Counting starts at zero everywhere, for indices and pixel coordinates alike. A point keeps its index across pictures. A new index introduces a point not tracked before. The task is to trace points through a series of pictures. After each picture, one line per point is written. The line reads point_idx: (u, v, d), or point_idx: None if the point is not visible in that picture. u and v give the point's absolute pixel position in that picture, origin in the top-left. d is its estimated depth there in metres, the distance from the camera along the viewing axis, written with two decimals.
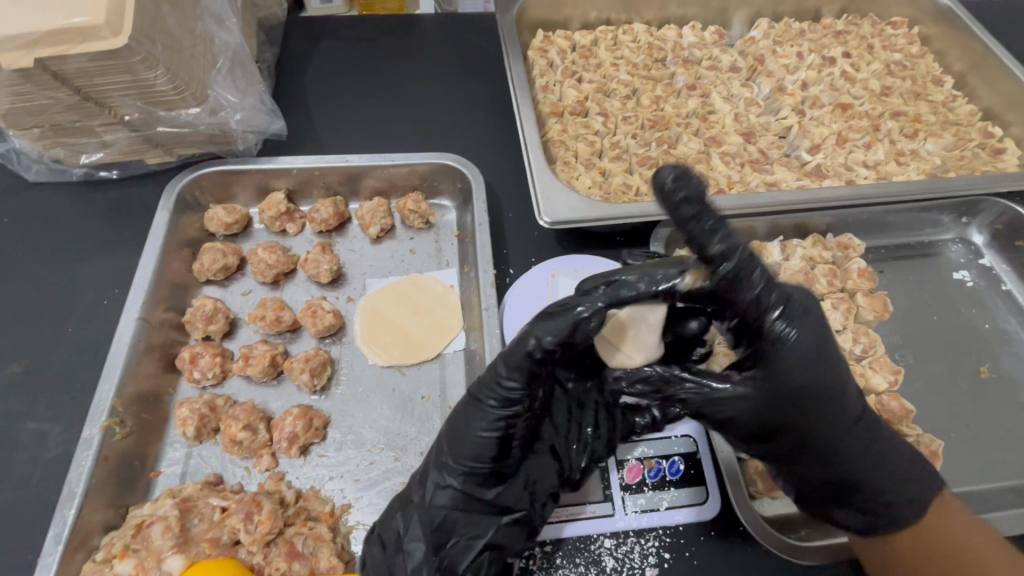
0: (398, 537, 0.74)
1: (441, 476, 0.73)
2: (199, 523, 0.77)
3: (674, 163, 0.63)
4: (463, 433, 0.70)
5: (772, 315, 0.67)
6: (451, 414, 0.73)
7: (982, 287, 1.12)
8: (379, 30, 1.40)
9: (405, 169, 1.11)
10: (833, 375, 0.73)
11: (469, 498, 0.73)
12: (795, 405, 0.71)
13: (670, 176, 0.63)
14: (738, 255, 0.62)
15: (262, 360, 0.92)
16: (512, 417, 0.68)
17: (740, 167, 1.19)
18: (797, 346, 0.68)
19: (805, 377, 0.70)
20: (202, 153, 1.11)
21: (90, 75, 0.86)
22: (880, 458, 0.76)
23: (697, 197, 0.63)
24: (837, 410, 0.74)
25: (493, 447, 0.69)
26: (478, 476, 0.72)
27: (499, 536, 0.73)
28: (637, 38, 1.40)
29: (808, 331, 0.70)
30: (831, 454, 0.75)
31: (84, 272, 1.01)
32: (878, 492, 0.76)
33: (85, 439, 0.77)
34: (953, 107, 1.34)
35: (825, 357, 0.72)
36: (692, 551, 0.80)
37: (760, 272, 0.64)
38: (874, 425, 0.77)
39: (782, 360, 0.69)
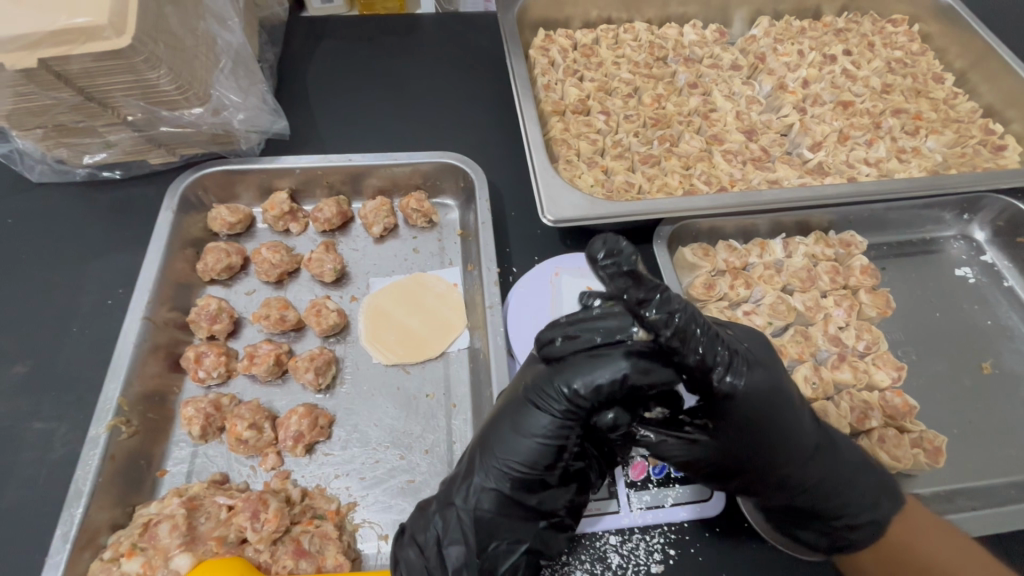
0: (437, 541, 0.71)
1: (487, 478, 0.72)
2: (206, 522, 0.78)
3: (606, 236, 0.60)
4: (518, 439, 0.72)
5: (718, 370, 0.65)
6: (499, 418, 0.74)
7: (984, 284, 1.12)
8: (380, 30, 1.40)
9: (408, 168, 1.11)
10: (789, 410, 0.70)
11: (515, 501, 0.73)
12: (750, 450, 0.70)
13: (603, 248, 0.60)
14: (675, 321, 0.60)
15: (266, 359, 0.93)
16: (569, 425, 0.71)
17: (742, 164, 1.19)
18: (745, 395, 0.66)
19: (757, 421, 0.68)
20: (205, 153, 1.11)
21: (93, 75, 0.86)
22: (841, 484, 0.74)
23: (629, 267, 0.60)
24: (792, 445, 0.71)
25: (548, 450, 0.71)
26: (526, 481, 0.72)
27: (537, 539, 0.74)
28: (638, 37, 1.40)
29: (755, 375, 0.68)
30: (792, 483, 0.73)
31: (89, 272, 1.01)
32: (840, 518, 0.74)
33: (92, 438, 0.78)
34: (954, 104, 1.34)
35: (777, 395, 0.69)
36: (697, 548, 0.80)
37: (704, 332, 0.62)
38: (834, 450, 0.75)
39: (733, 410, 0.67)
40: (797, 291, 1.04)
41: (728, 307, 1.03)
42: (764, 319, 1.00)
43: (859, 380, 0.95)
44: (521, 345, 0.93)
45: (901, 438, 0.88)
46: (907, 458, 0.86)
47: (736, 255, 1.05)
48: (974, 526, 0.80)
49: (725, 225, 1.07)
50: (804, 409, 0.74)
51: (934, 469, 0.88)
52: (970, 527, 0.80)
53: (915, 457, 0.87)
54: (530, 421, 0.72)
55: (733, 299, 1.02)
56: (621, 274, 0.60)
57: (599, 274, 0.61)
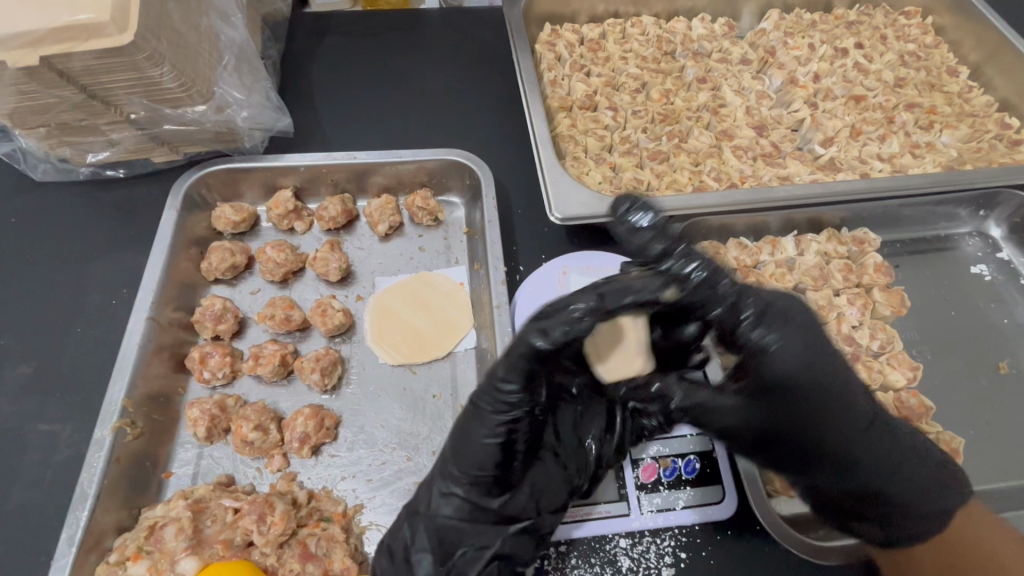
0: (405, 548, 0.72)
1: (447, 485, 0.72)
2: (211, 525, 0.77)
3: (577, 246, 0.65)
4: (466, 444, 0.69)
5: (752, 325, 0.72)
6: (454, 421, 0.72)
7: (1000, 281, 1.10)
8: (384, 25, 1.38)
9: (414, 165, 1.10)
10: (835, 380, 0.75)
11: (476, 506, 0.72)
12: (796, 415, 0.75)
13: (582, 254, 0.65)
14: (697, 265, 0.69)
15: (272, 360, 0.92)
16: (512, 421, 0.68)
17: (752, 160, 1.17)
18: (776, 352, 0.72)
19: (797, 388, 0.73)
20: (209, 151, 1.10)
21: (96, 72, 0.84)
22: (898, 465, 0.77)
23: (654, 220, 0.75)
24: (843, 418, 0.76)
25: (495, 453, 0.69)
26: (482, 485, 0.71)
27: (507, 544, 0.72)
28: (646, 31, 1.38)
29: (810, 343, 0.74)
30: (840, 460, 0.76)
31: (92, 271, 1.00)
32: (893, 499, 0.77)
33: (97, 440, 0.77)
34: (969, 98, 1.31)
35: (823, 365, 0.74)
36: (708, 551, 0.79)
37: (731, 280, 0.71)
38: (889, 427, 0.78)
39: (777, 373, 0.72)
40: (809, 289, 1.02)
41: None
42: None
43: (874, 380, 0.93)
44: None
45: None
46: None
47: (747, 253, 1.04)
48: (994, 530, 0.78)
49: (736, 222, 1.05)
50: (860, 387, 0.78)
51: None
52: (991, 530, 0.78)
53: None
54: (475, 423, 0.69)
55: None
56: (641, 228, 0.75)
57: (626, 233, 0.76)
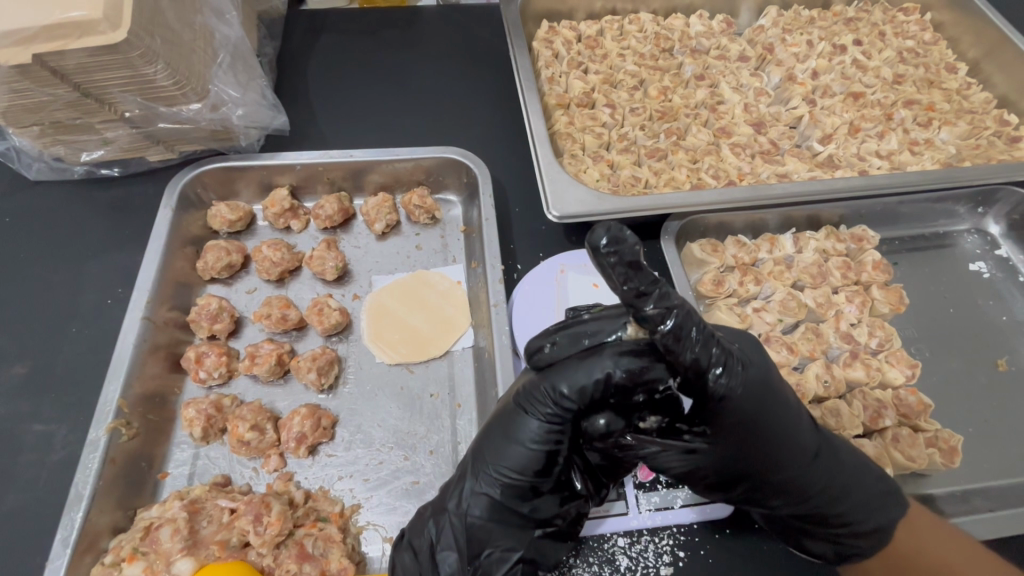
0: (430, 545, 0.71)
1: (478, 483, 0.70)
2: (208, 525, 0.76)
3: (608, 222, 0.55)
4: (508, 445, 0.68)
5: (713, 370, 0.62)
6: (493, 422, 0.71)
7: (999, 279, 1.10)
8: (380, 23, 1.37)
9: (410, 163, 1.09)
10: (781, 413, 0.68)
11: (507, 509, 0.70)
12: (751, 456, 0.68)
13: (603, 235, 0.55)
14: (673, 319, 0.58)
15: (268, 359, 0.91)
16: (561, 428, 0.67)
17: (751, 158, 1.17)
18: (732, 396, 0.64)
19: (746, 426, 0.66)
20: (204, 150, 1.10)
21: (89, 70, 0.84)
22: (841, 488, 0.72)
23: (629, 258, 0.56)
24: (787, 451, 0.69)
25: (540, 457, 0.68)
26: (519, 489, 0.69)
27: (533, 547, 0.72)
28: (643, 28, 1.37)
29: (748, 375, 0.65)
30: (790, 491, 0.71)
31: (87, 271, 1.00)
32: (845, 523, 0.72)
33: (92, 441, 0.76)
34: (967, 95, 1.31)
35: (770, 395, 0.67)
36: (707, 550, 0.78)
37: (698, 329, 0.60)
38: (831, 452, 0.73)
39: (725, 415, 0.65)
40: (808, 287, 1.02)
41: (737, 303, 1.01)
42: (774, 316, 0.98)
43: (872, 378, 0.93)
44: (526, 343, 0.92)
45: (916, 438, 0.86)
46: (922, 458, 0.84)
47: (745, 251, 1.04)
48: (992, 527, 0.78)
49: (734, 220, 1.05)
50: (802, 412, 0.72)
51: (949, 469, 0.86)
52: (990, 528, 0.78)
53: (930, 456, 0.85)
54: (521, 422, 0.68)
55: (743, 296, 1.01)
56: (616, 269, 0.56)
57: (601, 269, 0.56)
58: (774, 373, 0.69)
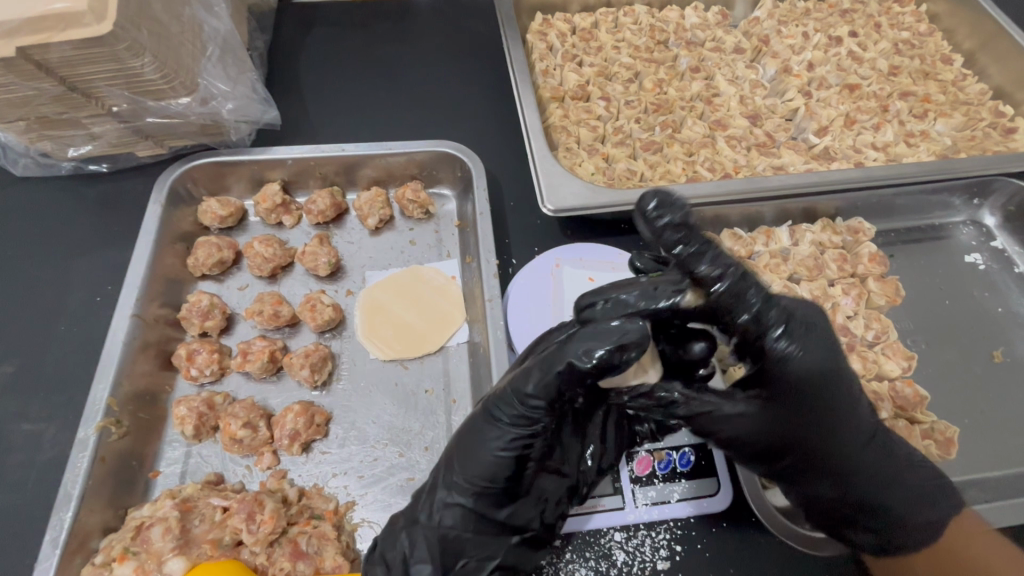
0: (404, 559, 0.69)
1: (450, 494, 0.70)
2: (200, 524, 0.75)
3: (657, 190, 0.67)
4: (478, 453, 0.69)
5: (774, 332, 0.69)
6: (464, 429, 0.72)
7: (995, 270, 1.09)
8: (373, 16, 1.36)
9: (403, 157, 1.08)
10: (840, 390, 0.74)
11: (482, 517, 0.70)
12: (804, 424, 0.73)
13: (653, 201, 0.67)
14: (728, 277, 0.65)
15: (261, 356, 0.90)
16: (529, 430, 0.68)
17: (746, 150, 1.16)
18: (797, 362, 0.70)
19: (808, 395, 0.72)
20: (194, 145, 1.08)
21: (75, 64, 0.82)
22: (892, 472, 0.76)
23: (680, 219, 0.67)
24: (844, 424, 0.75)
25: (507, 463, 0.69)
26: (490, 496, 0.70)
27: (510, 555, 0.72)
28: (638, 20, 1.36)
29: (822, 352, 0.72)
30: (836, 468, 0.75)
31: (76, 268, 0.98)
32: (886, 515, 0.75)
33: (81, 440, 0.75)
34: (963, 86, 1.31)
35: (837, 371, 0.74)
36: (704, 543, 0.78)
37: (761, 294, 0.68)
38: (885, 439, 0.77)
39: (792, 382, 0.71)
40: (804, 280, 1.02)
41: None
42: None
43: (869, 370, 0.92)
44: (521, 338, 0.91)
45: (912, 430, 0.86)
46: (918, 450, 0.84)
47: (741, 244, 1.03)
48: (991, 519, 0.77)
49: (730, 213, 1.04)
50: (862, 398, 0.77)
51: (945, 461, 0.86)
52: (988, 520, 0.77)
53: (926, 448, 0.85)
54: (490, 426, 0.69)
55: None
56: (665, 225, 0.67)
57: (655, 233, 0.67)
58: (840, 353, 0.75)
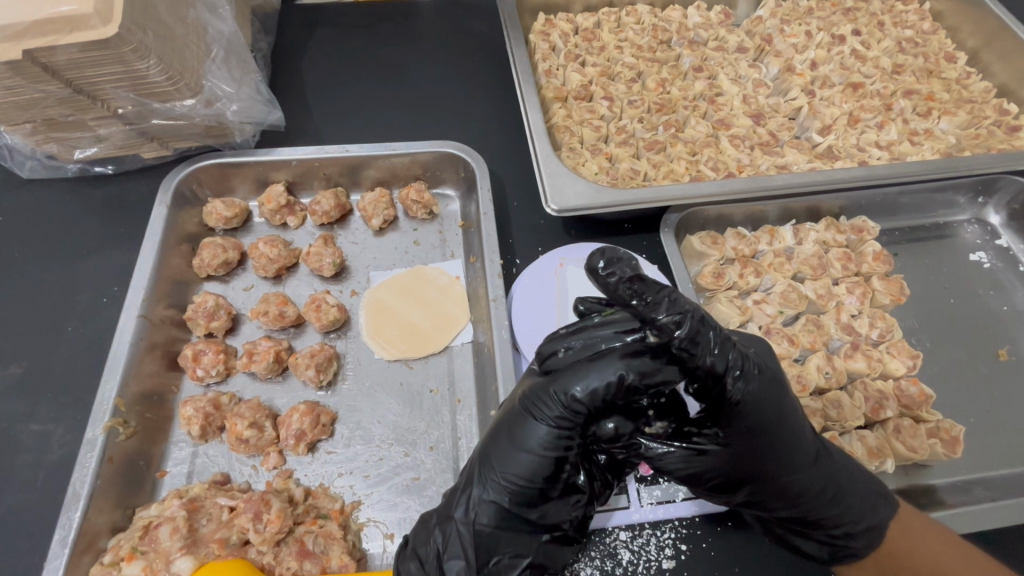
0: (437, 554, 0.68)
1: (486, 491, 0.68)
2: (207, 523, 0.76)
3: (604, 246, 0.57)
4: (517, 451, 0.68)
5: (729, 374, 0.62)
6: (500, 427, 0.70)
7: (1000, 269, 1.09)
8: (375, 17, 1.36)
9: (407, 158, 1.08)
10: (789, 417, 0.67)
11: (516, 516, 0.69)
12: (756, 458, 0.67)
13: (601, 258, 0.57)
14: (689, 324, 0.58)
15: (266, 356, 0.90)
16: (569, 433, 0.66)
17: (750, 149, 1.16)
18: (749, 402, 0.64)
19: (754, 431, 0.65)
20: (199, 146, 1.09)
21: (81, 66, 0.82)
22: (841, 489, 0.71)
23: (632, 273, 0.57)
24: (794, 451, 0.68)
25: (547, 462, 0.67)
26: (526, 495, 0.68)
27: (539, 553, 0.71)
28: (641, 20, 1.36)
29: (763, 378, 0.65)
30: (791, 494, 0.70)
31: (82, 269, 0.99)
32: (840, 526, 0.71)
33: (89, 440, 0.76)
34: (967, 84, 1.30)
35: (777, 398, 0.66)
36: (709, 542, 0.78)
37: (715, 335, 0.60)
38: (831, 454, 0.73)
39: (735, 418, 0.65)
40: (808, 279, 1.01)
41: (738, 296, 1.01)
42: (774, 308, 0.97)
43: (874, 369, 0.92)
44: (525, 338, 0.91)
45: (917, 428, 0.85)
46: (924, 449, 0.83)
47: (745, 243, 1.03)
48: (998, 516, 0.77)
49: (733, 212, 1.04)
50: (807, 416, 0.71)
51: (951, 459, 0.86)
52: (995, 518, 0.77)
53: (932, 447, 0.84)
54: (529, 422, 0.67)
55: (743, 288, 1.00)
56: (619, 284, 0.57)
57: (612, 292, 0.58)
58: (782, 377, 0.69)
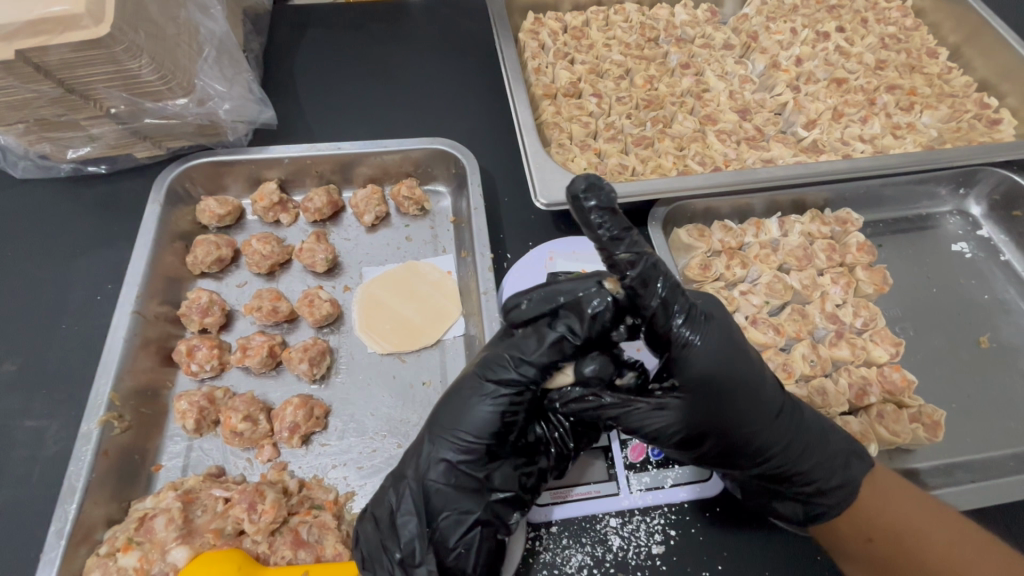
0: (391, 512, 0.72)
1: (437, 448, 0.72)
2: (202, 514, 0.77)
3: (589, 174, 0.64)
4: (465, 409, 0.73)
5: (677, 319, 0.67)
6: (453, 391, 0.75)
7: (981, 258, 1.11)
8: (366, 17, 1.37)
9: (398, 155, 1.10)
10: (745, 366, 0.71)
11: (464, 473, 0.72)
12: (715, 410, 0.70)
13: (583, 185, 0.64)
14: (642, 266, 0.64)
15: (260, 351, 0.91)
16: (518, 391, 0.72)
17: (736, 144, 1.18)
18: (699, 348, 0.68)
19: (706, 378, 0.68)
20: (192, 145, 1.10)
21: (73, 66, 0.83)
22: (804, 447, 0.74)
23: (607, 205, 0.64)
24: (753, 405, 0.71)
25: (495, 418, 0.72)
26: (474, 451, 0.72)
27: (489, 511, 0.71)
28: (629, 18, 1.38)
29: (712, 326, 0.69)
30: (754, 448, 0.72)
31: (76, 268, 1.00)
32: (809, 482, 0.75)
33: (84, 434, 0.77)
34: (948, 79, 1.33)
35: (733, 353, 0.70)
36: (697, 528, 0.80)
37: (665, 281, 0.66)
38: (797, 413, 0.74)
39: (687, 365, 0.68)
40: (793, 270, 1.03)
41: (724, 287, 1.02)
42: (761, 299, 0.99)
43: (857, 356, 0.95)
44: None
45: (900, 413, 0.87)
46: (906, 433, 0.85)
47: (732, 235, 1.04)
48: (978, 497, 0.79)
49: (720, 205, 1.06)
50: (767, 371, 0.75)
51: (933, 443, 0.88)
52: (976, 498, 0.79)
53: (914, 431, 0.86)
54: (483, 381, 0.73)
55: (729, 279, 1.01)
56: (598, 214, 0.64)
57: (585, 217, 0.64)
58: (737, 332, 0.72)
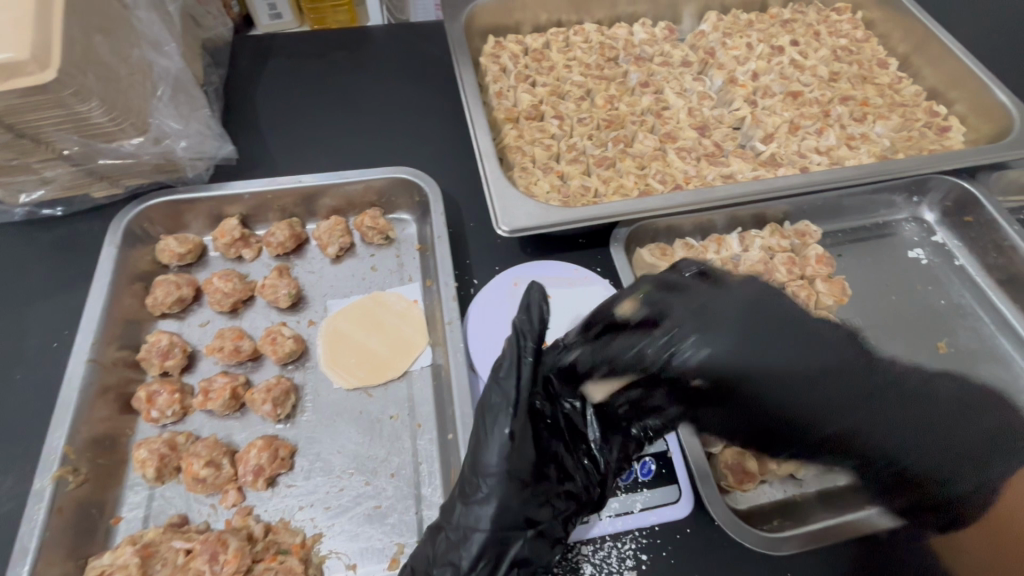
0: (429, 561, 0.71)
1: (468, 493, 0.71)
2: (162, 568, 0.75)
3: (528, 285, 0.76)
4: (486, 444, 0.71)
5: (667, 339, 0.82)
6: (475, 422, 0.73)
7: (936, 264, 1.14)
8: (328, 45, 1.38)
9: (361, 185, 1.09)
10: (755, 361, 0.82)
11: (499, 514, 0.69)
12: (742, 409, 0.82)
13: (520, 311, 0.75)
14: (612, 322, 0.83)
15: (222, 393, 0.90)
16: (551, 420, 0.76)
17: (696, 161, 1.20)
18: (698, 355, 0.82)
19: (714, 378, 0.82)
20: (151, 183, 1.09)
21: (19, 111, 0.82)
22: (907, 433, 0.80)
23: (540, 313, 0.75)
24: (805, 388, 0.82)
25: (514, 449, 0.70)
26: (505, 487, 0.69)
27: (524, 548, 0.70)
28: (588, 39, 1.40)
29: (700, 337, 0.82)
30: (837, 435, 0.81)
31: (31, 315, 0.97)
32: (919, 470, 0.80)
33: (37, 491, 0.75)
34: (898, 88, 1.37)
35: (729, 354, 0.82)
36: (669, 551, 0.80)
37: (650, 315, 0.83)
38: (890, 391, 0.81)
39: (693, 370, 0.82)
40: None
41: None
42: None
43: None
44: (480, 356, 0.93)
45: None
46: None
47: (693, 253, 1.06)
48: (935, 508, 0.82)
49: (682, 223, 1.08)
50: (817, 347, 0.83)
51: None
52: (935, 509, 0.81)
53: None
54: (504, 410, 0.71)
55: None
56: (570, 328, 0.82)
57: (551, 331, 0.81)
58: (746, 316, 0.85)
